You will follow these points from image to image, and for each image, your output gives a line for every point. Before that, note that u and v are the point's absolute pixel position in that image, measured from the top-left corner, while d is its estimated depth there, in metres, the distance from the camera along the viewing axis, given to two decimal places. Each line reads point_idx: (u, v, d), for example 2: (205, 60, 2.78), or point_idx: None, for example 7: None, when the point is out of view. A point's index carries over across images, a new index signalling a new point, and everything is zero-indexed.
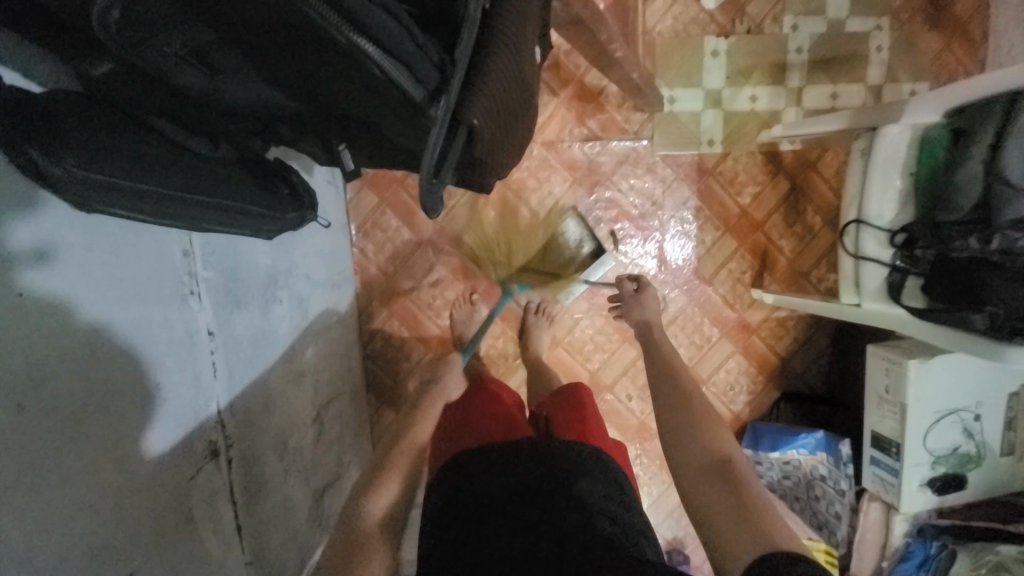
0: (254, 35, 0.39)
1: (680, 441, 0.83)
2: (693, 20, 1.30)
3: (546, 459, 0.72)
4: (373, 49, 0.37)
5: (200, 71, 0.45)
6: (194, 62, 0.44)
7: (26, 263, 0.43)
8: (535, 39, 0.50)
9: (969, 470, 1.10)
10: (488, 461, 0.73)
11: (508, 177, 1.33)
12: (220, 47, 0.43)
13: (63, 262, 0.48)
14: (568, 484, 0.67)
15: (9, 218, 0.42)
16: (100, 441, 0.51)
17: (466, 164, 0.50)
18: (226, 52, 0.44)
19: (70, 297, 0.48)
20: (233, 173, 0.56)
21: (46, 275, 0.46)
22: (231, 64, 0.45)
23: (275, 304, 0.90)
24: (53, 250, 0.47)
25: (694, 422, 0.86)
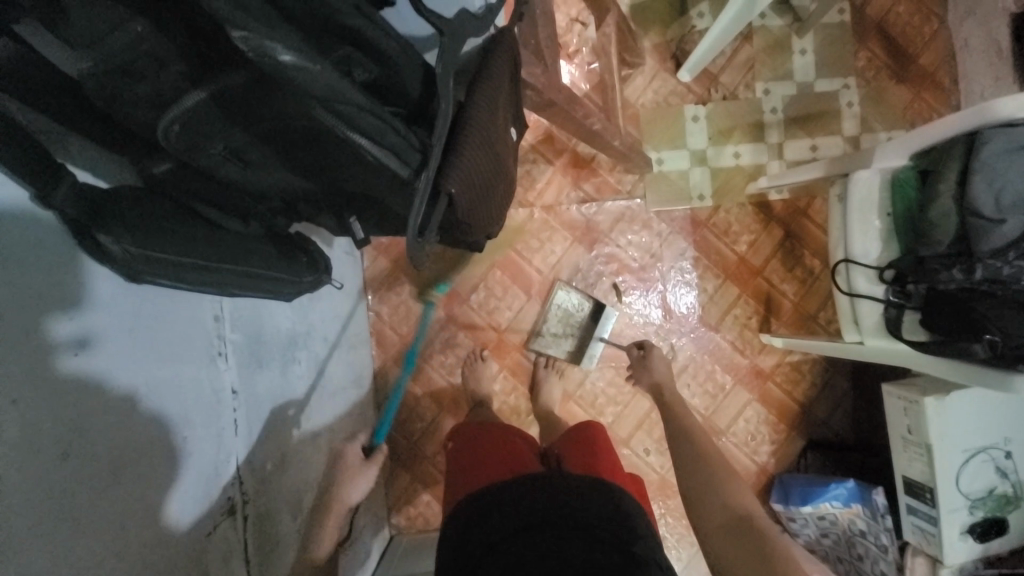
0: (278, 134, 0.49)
1: (701, 497, 0.89)
2: (671, 92, 1.44)
3: (556, 488, 0.72)
4: (365, 141, 0.47)
5: (236, 165, 0.55)
6: (231, 158, 0.54)
7: (73, 343, 0.50)
8: (507, 120, 0.59)
9: (1009, 513, 1.03)
10: (495, 505, 0.73)
11: (512, 239, 1.42)
12: (252, 145, 0.53)
13: (103, 340, 0.54)
14: (578, 520, 0.68)
15: (56, 316, 0.49)
16: (130, 492, 0.56)
17: (454, 226, 0.58)
18: (256, 149, 0.54)
19: (114, 357, 0.55)
20: (259, 245, 0.65)
21: (91, 349, 0.52)
22: (260, 158, 0.55)
23: (294, 364, 0.96)
24: (95, 329, 0.53)
25: (709, 476, 0.91)
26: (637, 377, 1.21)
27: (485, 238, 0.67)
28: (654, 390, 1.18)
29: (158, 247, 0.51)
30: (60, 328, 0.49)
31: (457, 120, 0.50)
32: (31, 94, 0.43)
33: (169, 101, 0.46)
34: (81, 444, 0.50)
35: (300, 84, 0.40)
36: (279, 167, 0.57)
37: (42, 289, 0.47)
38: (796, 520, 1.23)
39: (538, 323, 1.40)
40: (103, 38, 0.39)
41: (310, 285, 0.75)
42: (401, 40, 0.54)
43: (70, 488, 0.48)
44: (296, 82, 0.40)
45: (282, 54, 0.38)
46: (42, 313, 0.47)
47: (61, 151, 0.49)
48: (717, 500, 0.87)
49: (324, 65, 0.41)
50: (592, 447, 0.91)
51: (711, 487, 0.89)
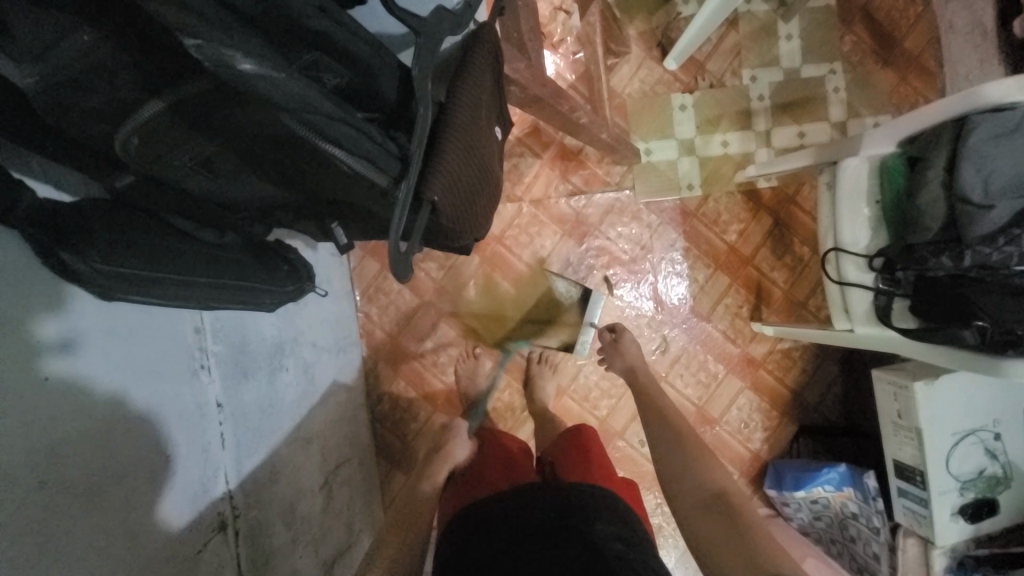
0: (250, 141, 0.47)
1: (681, 479, 0.87)
2: (658, 81, 1.41)
3: (546, 501, 0.72)
4: (340, 151, 0.45)
5: (207, 176, 0.52)
6: (200, 169, 0.51)
7: (43, 370, 0.47)
8: (491, 121, 0.57)
9: (998, 493, 1.05)
10: (496, 509, 0.72)
11: (501, 234, 1.40)
12: (222, 155, 0.51)
13: (77, 364, 0.52)
14: (571, 522, 0.68)
15: (40, 314, 0.48)
16: (113, 518, 0.54)
17: (439, 232, 0.56)
18: (227, 158, 0.51)
19: (91, 377, 0.53)
20: (237, 256, 0.62)
21: (64, 374, 0.50)
22: (232, 168, 0.53)
23: (281, 372, 0.94)
24: (68, 353, 0.51)
25: (685, 459, 0.90)
26: (609, 362, 1.21)
27: (473, 242, 0.65)
28: (626, 375, 1.16)
29: (129, 262, 0.49)
30: (34, 352, 0.47)
31: (438, 124, 0.49)
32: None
33: (129, 111, 0.43)
34: (60, 472, 0.48)
35: (266, 92, 0.38)
36: (252, 175, 0.54)
37: (18, 312, 0.46)
38: (790, 505, 1.27)
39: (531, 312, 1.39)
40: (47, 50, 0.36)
41: (293, 295, 0.72)
42: (373, 42, 0.51)
43: (47, 519, 0.46)
44: (262, 91, 0.38)
45: (243, 62, 0.35)
46: (23, 312, 0.47)
47: (20, 164, 0.47)
48: (691, 479, 0.86)
49: (290, 72, 0.39)
50: (585, 452, 0.91)
51: (687, 470, 0.88)
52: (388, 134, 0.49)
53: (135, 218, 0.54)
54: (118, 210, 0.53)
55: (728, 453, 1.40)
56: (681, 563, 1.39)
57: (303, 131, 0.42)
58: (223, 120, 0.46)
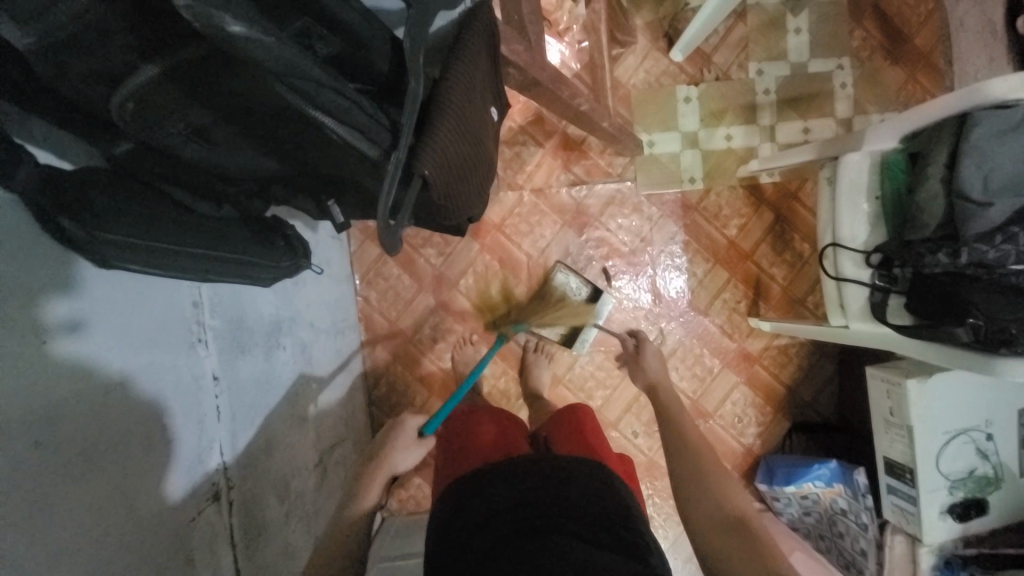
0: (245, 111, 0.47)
1: (694, 493, 0.86)
2: (663, 72, 1.41)
3: (542, 475, 0.72)
4: (327, 120, 0.46)
5: (200, 146, 0.53)
6: (194, 138, 0.52)
7: (48, 339, 0.49)
8: (486, 102, 0.58)
9: (989, 493, 1.06)
10: (493, 477, 0.73)
11: (501, 222, 1.41)
12: (216, 124, 0.51)
13: (83, 336, 0.54)
14: (567, 492, 0.69)
15: (49, 297, 0.50)
16: (107, 478, 0.55)
17: (433, 209, 0.56)
18: (221, 127, 0.52)
19: (94, 347, 0.55)
20: (235, 229, 0.63)
21: (67, 346, 0.51)
22: (227, 138, 0.53)
23: (278, 350, 0.95)
24: (77, 327, 0.53)
25: (709, 482, 0.87)
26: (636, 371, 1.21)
27: (467, 221, 0.66)
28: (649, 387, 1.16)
29: (124, 231, 0.50)
30: (45, 325, 0.49)
31: (432, 101, 0.49)
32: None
33: (123, 75, 0.43)
34: (54, 429, 0.49)
35: (257, 57, 0.39)
36: (247, 146, 0.55)
37: (42, 284, 0.49)
38: (781, 500, 1.28)
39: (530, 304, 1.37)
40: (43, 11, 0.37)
41: (288, 270, 0.73)
42: (363, 12, 0.52)
43: (40, 474, 0.47)
44: (253, 56, 0.38)
45: (233, 25, 0.36)
46: (36, 294, 0.49)
47: (22, 130, 0.48)
48: (706, 502, 0.84)
49: (282, 42, 0.40)
50: (581, 430, 0.92)
51: (699, 481, 0.87)
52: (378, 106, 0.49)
53: (133, 187, 0.55)
54: (116, 179, 0.54)
55: (720, 446, 1.41)
56: (670, 553, 1.41)
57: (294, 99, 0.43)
58: (218, 86, 0.47)
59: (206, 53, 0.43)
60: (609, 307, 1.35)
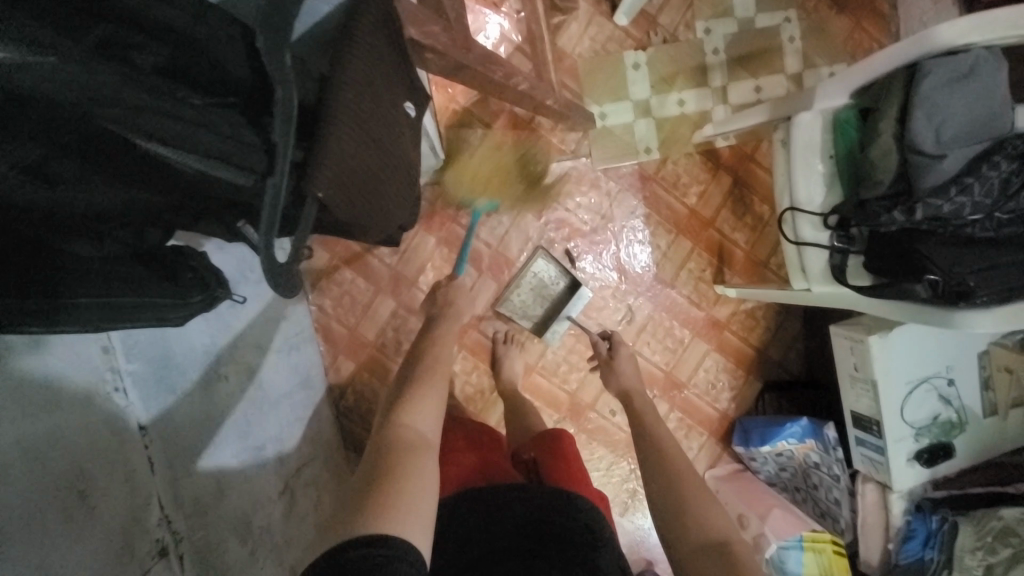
0: (73, 140, 0.42)
1: (675, 519, 0.79)
2: (609, 38, 1.34)
3: (534, 495, 0.69)
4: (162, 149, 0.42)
5: (42, 189, 0.42)
6: (29, 181, 0.40)
7: (15, 354, 0.53)
8: (396, 98, 0.51)
9: (953, 437, 1.09)
10: (481, 499, 0.70)
11: (455, 212, 1.34)
12: (52, 158, 0.41)
13: (44, 353, 0.57)
14: (563, 513, 0.67)
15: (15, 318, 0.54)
16: (25, 565, 0.48)
17: (346, 226, 0.50)
18: (59, 161, 0.42)
19: (56, 371, 0.58)
20: (126, 268, 0.53)
21: (29, 361, 0.54)
22: (72, 172, 0.43)
23: (221, 382, 0.87)
24: (38, 343, 0.56)
25: (687, 500, 0.81)
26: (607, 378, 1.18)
27: (399, 231, 0.60)
28: (621, 395, 1.13)
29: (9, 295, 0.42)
30: (11, 344, 0.52)
31: (324, 102, 0.41)
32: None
33: None
34: None
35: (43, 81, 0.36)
36: (103, 178, 0.45)
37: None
38: (757, 459, 1.30)
39: (508, 288, 1.33)
40: None
41: (201, 307, 0.61)
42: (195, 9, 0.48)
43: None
44: (29, 83, 0.36)
45: None
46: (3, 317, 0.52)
47: None
48: (686, 524, 0.78)
49: (70, 57, 0.38)
50: (563, 458, 0.89)
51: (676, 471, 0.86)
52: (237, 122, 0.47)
53: None
54: None
55: (696, 415, 1.42)
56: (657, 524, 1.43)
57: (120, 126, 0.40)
58: (25, 115, 0.38)
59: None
60: (586, 298, 1.32)
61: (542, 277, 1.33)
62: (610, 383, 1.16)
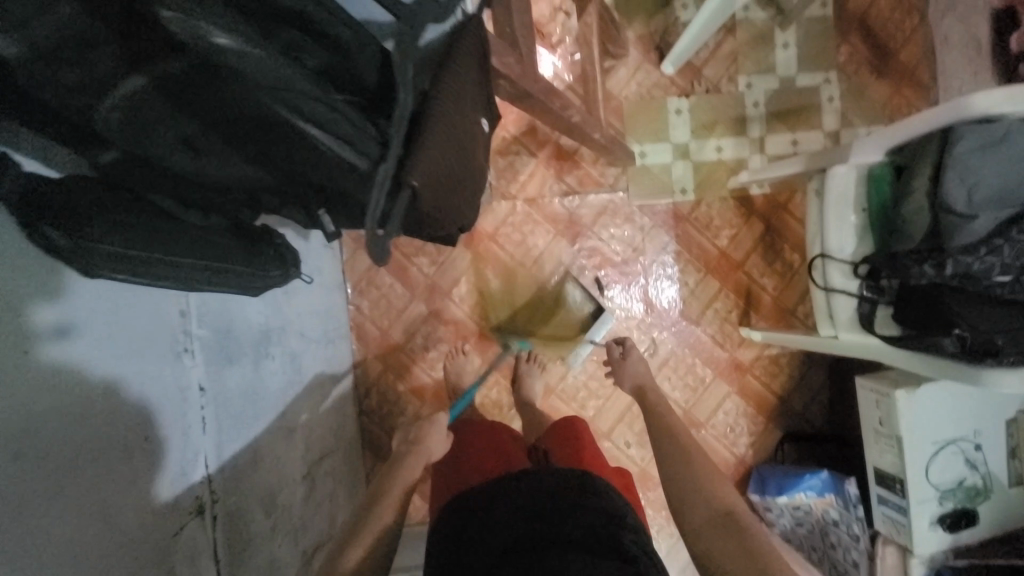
0: (230, 124, 0.49)
1: (682, 499, 0.83)
2: (655, 85, 1.42)
3: (547, 484, 0.71)
4: (320, 133, 0.48)
5: (188, 156, 0.52)
6: (182, 148, 0.51)
7: (39, 343, 0.50)
8: (476, 114, 0.59)
9: (978, 504, 1.06)
10: (496, 492, 0.71)
11: (494, 232, 1.41)
12: (203, 134, 0.51)
13: (73, 341, 0.54)
14: (577, 505, 0.67)
15: (36, 305, 0.50)
16: (84, 495, 0.53)
17: (421, 220, 0.57)
18: (208, 138, 0.51)
19: (80, 364, 0.55)
20: (224, 239, 0.62)
21: (57, 349, 0.52)
22: (216, 148, 0.53)
23: (266, 360, 0.94)
24: (67, 330, 0.53)
25: (697, 480, 0.84)
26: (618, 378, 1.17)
27: (458, 232, 0.67)
28: (636, 390, 1.13)
29: (112, 241, 0.49)
30: (30, 327, 0.49)
31: (423, 114, 0.50)
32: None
33: (108, 86, 0.43)
34: (17, 450, 0.46)
35: (246, 70, 0.40)
36: (236, 158, 0.54)
37: (29, 289, 0.49)
38: (773, 510, 1.26)
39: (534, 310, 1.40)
40: (28, 18, 0.38)
41: (276, 280, 0.72)
42: (354, 25, 0.50)
43: (28, 476, 0.47)
44: (244, 66, 0.40)
45: (218, 37, 0.38)
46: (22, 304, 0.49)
47: (7, 139, 0.49)
48: (696, 500, 0.81)
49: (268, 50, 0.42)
50: (577, 440, 0.92)
51: (689, 469, 0.87)
52: (368, 121, 0.51)
53: (119, 198, 0.53)
54: (102, 189, 0.52)
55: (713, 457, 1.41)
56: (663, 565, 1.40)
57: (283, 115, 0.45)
58: (204, 98, 0.46)
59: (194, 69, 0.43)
60: (609, 324, 1.35)
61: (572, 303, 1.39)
62: (623, 379, 1.17)
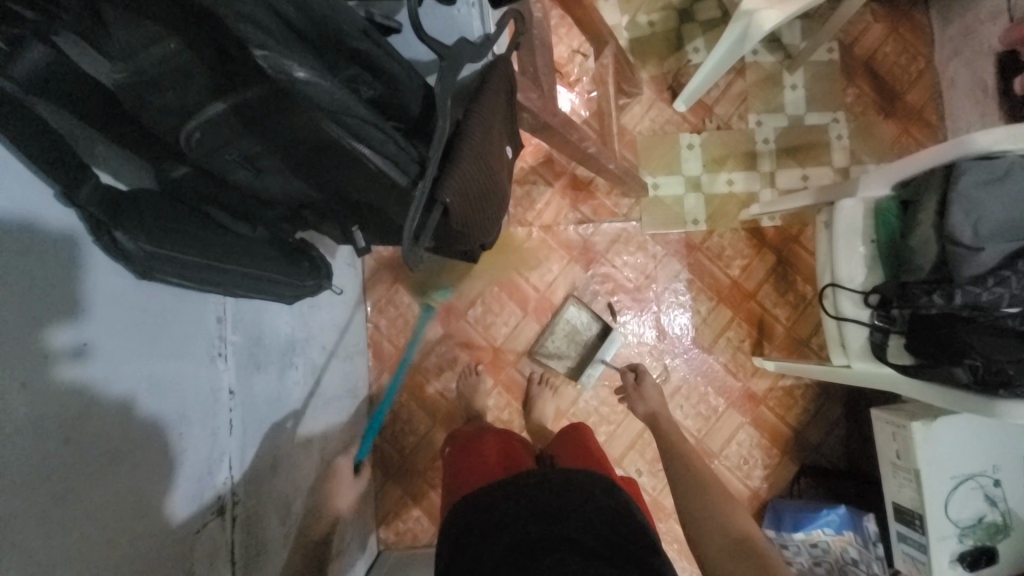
0: (287, 143, 0.55)
1: (695, 521, 0.90)
2: (668, 121, 1.50)
3: (554, 484, 0.72)
4: (367, 151, 0.52)
5: (247, 171, 0.59)
6: (244, 163, 0.58)
7: (61, 360, 0.50)
8: (502, 139, 0.65)
9: (998, 542, 1.03)
10: (503, 494, 0.72)
11: (510, 256, 1.46)
12: (262, 153, 0.58)
13: (91, 362, 0.54)
14: (586, 511, 0.68)
15: (59, 324, 0.51)
16: (119, 484, 0.57)
17: (450, 234, 0.63)
18: (266, 156, 0.58)
19: (99, 384, 0.55)
20: (266, 249, 0.68)
21: (75, 370, 0.52)
22: (271, 166, 0.60)
23: (291, 369, 0.98)
24: (85, 353, 0.53)
25: (706, 508, 0.91)
26: (631, 406, 1.21)
27: (480, 248, 0.72)
28: (648, 419, 1.18)
29: (175, 245, 0.55)
30: (51, 353, 0.49)
31: (457, 142, 0.56)
32: (56, 92, 0.47)
33: (193, 110, 0.51)
34: (65, 436, 0.50)
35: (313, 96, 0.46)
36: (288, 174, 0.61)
37: (49, 303, 0.50)
38: (789, 547, 1.21)
39: (540, 339, 1.41)
40: (137, 51, 0.45)
41: (310, 290, 0.77)
42: (404, 63, 0.57)
43: (74, 461, 0.51)
44: (312, 94, 0.46)
45: (296, 69, 0.44)
46: (46, 322, 0.49)
47: (89, 154, 0.56)
48: (709, 524, 0.88)
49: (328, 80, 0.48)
50: (585, 448, 0.93)
51: (709, 500, 0.92)
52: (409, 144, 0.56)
53: (181, 211, 0.59)
54: (167, 203, 0.59)
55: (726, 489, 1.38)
56: None
57: (337, 135, 0.50)
58: (268, 121, 0.52)
59: (264, 95, 0.49)
60: (618, 343, 1.37)
61: (575, 323, 1.40)
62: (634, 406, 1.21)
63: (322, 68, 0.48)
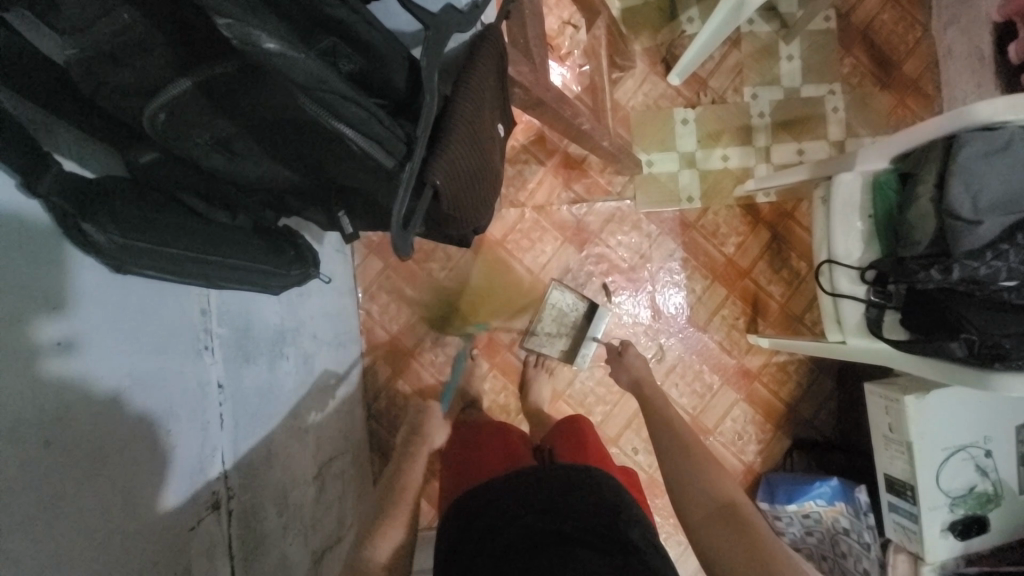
0: (264, 123, 0.51)
1: (683, 490, 0.90)
2: (661, 95, 1.46)
3: (551, 481, 0.72)
4: (350, 131, 0.49)
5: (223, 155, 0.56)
6: (219, 146, 0.55)
7: (39, 360, 0.47)
8: (494, 118, 0.62)
9: (989, 511, 1.05)
10: (506, 487, 0.72)
11: (503, 238, 1.43)
12: (238, 135, 0.54)
13: (77, 357, 0.52)
14: (581, 506, 0.68)
15: (39, 320, 0.48)
16: (109, 482, 0.55)
17: (441, 218, 0.60)
18: (243, 138, 0.54)
19: (85, 380, 0.53)
20: (246, 237, 0.65)
21: (59, 366, 0.50)
22: (248, 148, 0.56)
23: (281, 360, 0.96)
24: (69, 348, 0.51)
25: (691, 475, 0.91)
26: (616, 375, 1.22)
27: (472, 232, 0.69)
28: (633, 387, 1.18)
29: (147, 236, 0.52)
30: (29, 350, 0.47)
31: (447, 121, 0.53)
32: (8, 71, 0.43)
33: (157, 89, 0.47)
34: (48, 438, 0.48)
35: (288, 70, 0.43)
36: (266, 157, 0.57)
37: (24, 303, 0.47)
38: (782, 518, 1.24)
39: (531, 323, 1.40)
40: (89, 24, 0.41)
41: (296, 279, 0.75)
42: (386, 34, 0.54)
43: (60, 462, 0.49)
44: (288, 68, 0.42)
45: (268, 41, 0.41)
46: (25, 319, 0.47)
47: (49, 140, 0.52)
48: (694, 495, 0.88)
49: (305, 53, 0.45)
50: (579, 438, 0.93)
51: (693, 474, 0.91)
52: (395, 123, 0.53)
53: (154, 200, 0.56)
54: (139, 191, 0.55)
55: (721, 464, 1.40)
56: None
57: (316, 113, 0.47)
58: (243, 100, 0.49)
59: (237, 70, 0.46)
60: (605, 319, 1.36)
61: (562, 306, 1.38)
62: (619, 374, 1.22)
63: (297, 39, 0.44)
